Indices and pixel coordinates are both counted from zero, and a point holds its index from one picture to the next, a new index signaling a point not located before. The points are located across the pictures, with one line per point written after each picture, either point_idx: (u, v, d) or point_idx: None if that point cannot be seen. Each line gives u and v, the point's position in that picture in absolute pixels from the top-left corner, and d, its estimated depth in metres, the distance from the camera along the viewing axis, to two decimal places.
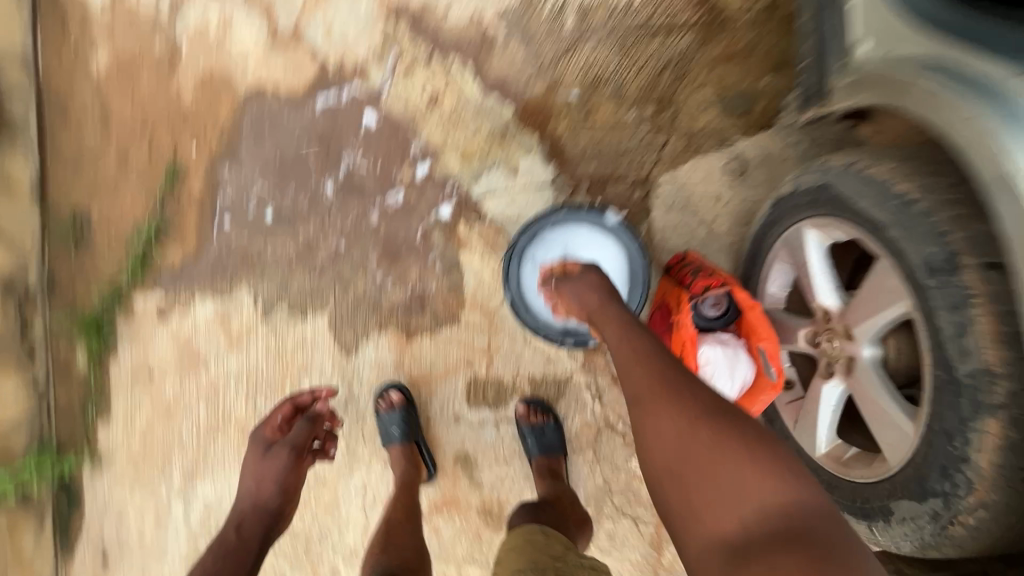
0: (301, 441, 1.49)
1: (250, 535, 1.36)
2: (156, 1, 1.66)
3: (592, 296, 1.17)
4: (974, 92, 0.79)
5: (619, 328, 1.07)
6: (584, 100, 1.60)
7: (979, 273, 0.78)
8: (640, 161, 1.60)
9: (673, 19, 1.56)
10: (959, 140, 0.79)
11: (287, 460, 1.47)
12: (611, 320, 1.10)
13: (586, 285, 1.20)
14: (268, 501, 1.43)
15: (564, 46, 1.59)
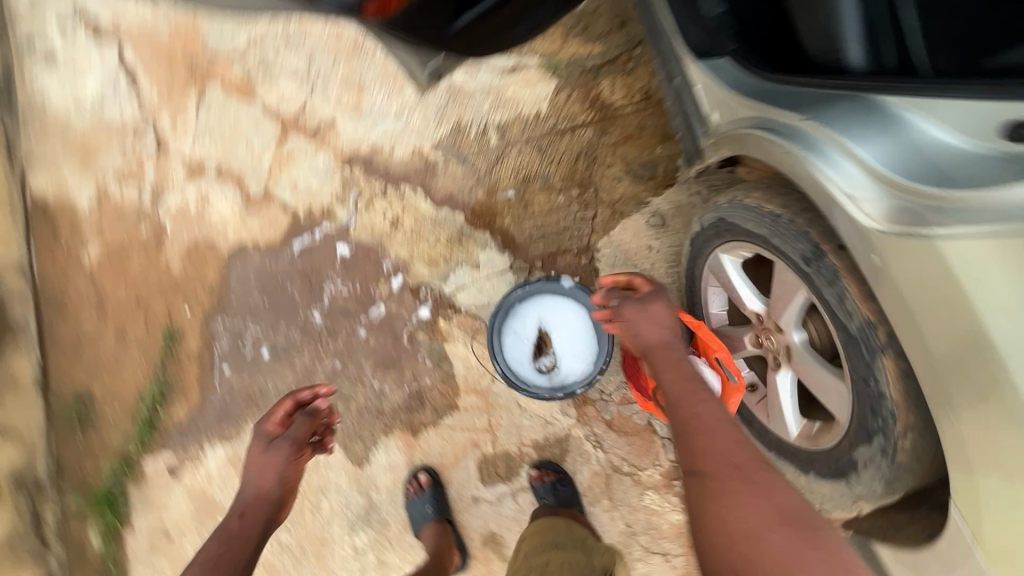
0: (300, 437, 1.44)
1: (249, 529, 1.32)
2: (139, 194, 1.92)
3: (656, 328, 1.25)
4: (783, 134, 1.02)
5: (683, 373, 1.17)
6: (520, 197, 1.92)
7: (837, 254, 1.01)
8: (580, 234, 1.90)
9: (574, 121, 1.94)
10: (787, 168, 1.01)
11: (287, 454, 1.42)
12: (671, 362, 1.19)
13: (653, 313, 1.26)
14: (268, 491, 1.38)
15: (493, 158, 1.93)
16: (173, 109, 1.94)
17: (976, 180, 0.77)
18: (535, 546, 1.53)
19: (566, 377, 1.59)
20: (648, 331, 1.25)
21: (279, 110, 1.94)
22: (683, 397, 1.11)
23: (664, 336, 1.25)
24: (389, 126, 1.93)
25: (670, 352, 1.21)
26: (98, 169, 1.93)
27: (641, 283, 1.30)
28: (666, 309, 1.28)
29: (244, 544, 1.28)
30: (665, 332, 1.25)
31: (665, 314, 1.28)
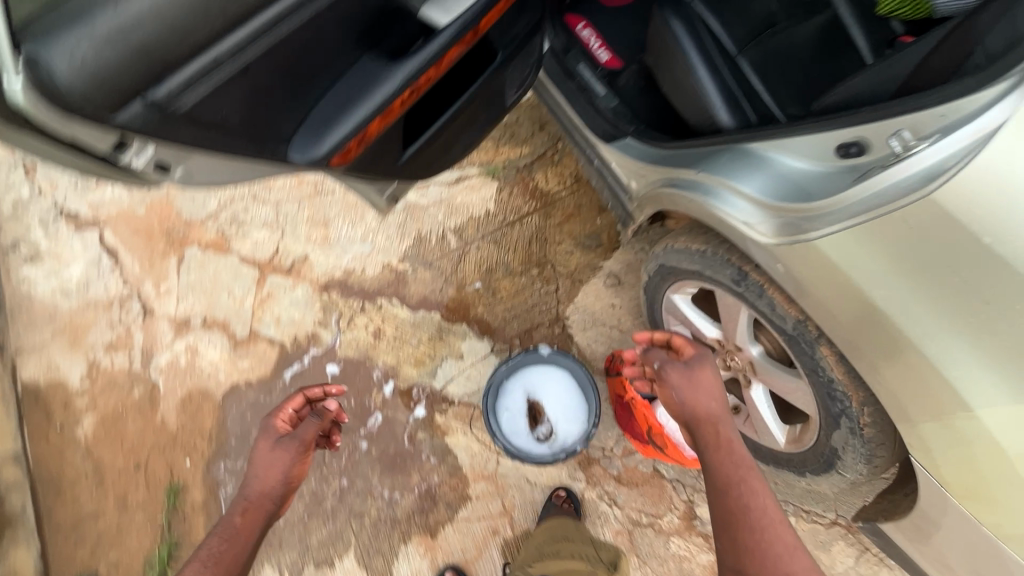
0: (309, 434, 1.36)
1: (253, 521, 1.21)
2: (129, 358, 2.01)
3: (706, 401, 1.29)
4: (689, 186, 1.21)
5: (733, 452, 1.21)
6: (487, 286, 2.10)
7: (757, 271, 1.20)
8: (549, 307, 2.06)
9: (520, 212, 2.19)
10: (697, 213, 1.19)
11: (295, 453, 1.32)
12: (719, 438, 1.24)
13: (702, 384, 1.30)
14: (271, 490, 1.26)
15: (456, 257, 2.13)
16: (155, 276, 2.10)
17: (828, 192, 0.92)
18: (544, 538, 1.61)
19: (565, 440, 1.67)
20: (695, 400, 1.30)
21: (255, 256, 2.12)
22: (733, 479, 1.16)
23: (714, 409, 1.29)
24: (358, 249, 2.13)
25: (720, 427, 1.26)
26: (87, 346, 2.03)
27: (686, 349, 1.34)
28: (714, 382, 1.32)
29: (244, 542, 1.16)
30: (715, 404, 1.30)
31: (713, 388, 1.32)
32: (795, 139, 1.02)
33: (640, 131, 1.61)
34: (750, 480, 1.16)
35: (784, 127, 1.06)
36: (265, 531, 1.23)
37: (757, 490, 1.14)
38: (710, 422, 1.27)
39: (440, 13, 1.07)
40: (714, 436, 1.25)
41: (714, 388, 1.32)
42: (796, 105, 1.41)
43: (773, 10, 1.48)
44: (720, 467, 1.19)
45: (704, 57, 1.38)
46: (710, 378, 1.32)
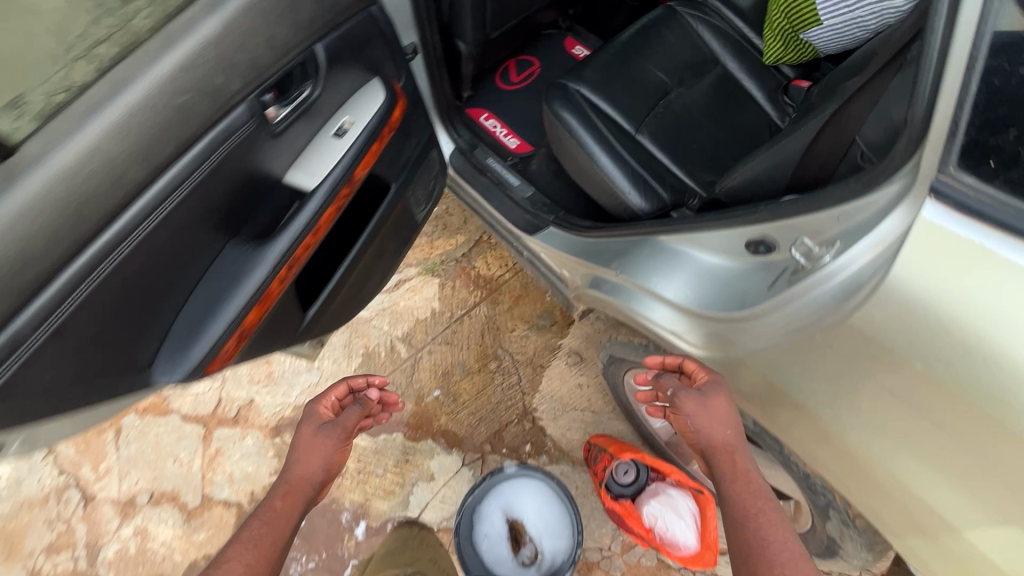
0: (352, 423, 1.23)
1: (294, 501, 1.08)
2: (73, 558, 1.83)
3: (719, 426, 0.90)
4: (613, 290, 1.14)
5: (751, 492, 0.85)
6: (447, 391, 1.98)
7: None
8: (516, 401, 1.94)
9: (467, 305, 2.10)
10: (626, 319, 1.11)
11: (338, 442, 1.19)
12: (736, 470, 0.88)
13: (714, 408, 0.89)
14: (311, 475, 1.13)
15: (409, 367, 2.02)
16: (92, 457, 1.94)
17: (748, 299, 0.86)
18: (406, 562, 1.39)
19: (554, 557, 1.53)
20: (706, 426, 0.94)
21: (197, 412, 1.98)
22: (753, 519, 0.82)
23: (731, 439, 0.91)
24: (305, 381, 2.01)
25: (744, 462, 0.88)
26: (24, 554, 1.84)
27: (689, 360, 0.95)
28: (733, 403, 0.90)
29: (283, 525, 1.02)
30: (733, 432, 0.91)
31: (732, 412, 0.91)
32: (705, 235, 0.97)
33: (562, 217, 1.56)
34: (773, 532, 0.80)
35: (692, 221, 1.00)
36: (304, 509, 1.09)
37: (783, 531, 0.80)
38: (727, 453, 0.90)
39: (304, 178, 1.01)
40: (728, 473, 0.88)
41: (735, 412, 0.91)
42: (707, 167, 1.36)
43: (663, 78, 1.43)
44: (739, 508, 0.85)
45: (603, 145, 1.34)
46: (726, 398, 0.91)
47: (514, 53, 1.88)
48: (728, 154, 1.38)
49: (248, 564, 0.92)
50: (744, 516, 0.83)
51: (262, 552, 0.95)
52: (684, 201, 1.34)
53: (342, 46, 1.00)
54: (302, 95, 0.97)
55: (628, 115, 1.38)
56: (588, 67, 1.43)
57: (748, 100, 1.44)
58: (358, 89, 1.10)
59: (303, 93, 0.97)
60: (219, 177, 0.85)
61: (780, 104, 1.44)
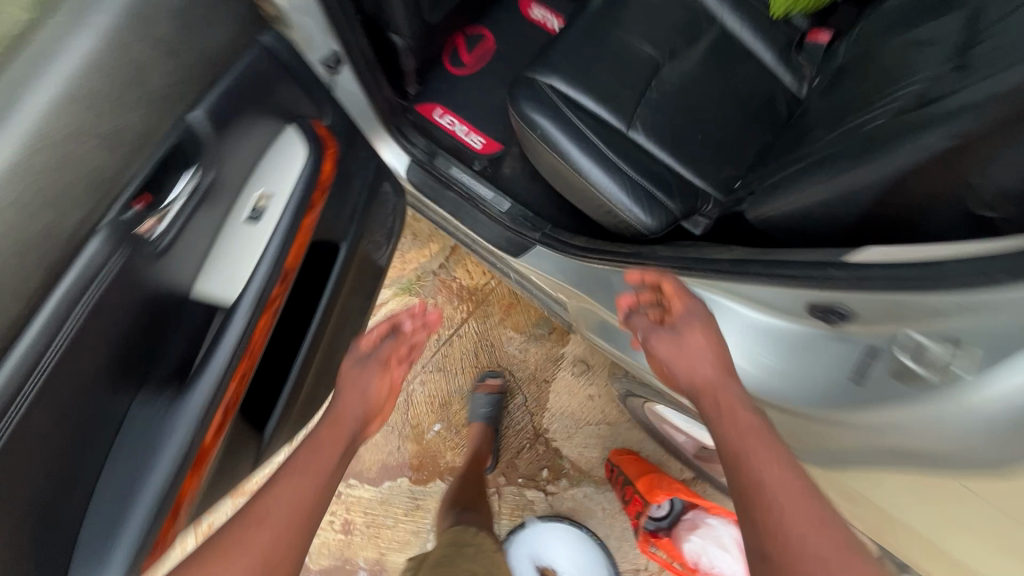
0: (390, 352, 0.98)
1: (338, 429, 0.86)
2: None
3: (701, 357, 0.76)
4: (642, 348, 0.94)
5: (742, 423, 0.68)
6: (448, 424, 1.81)
7: None
8: (524, 423, 1.78)
9: (454, 323, 1.89)
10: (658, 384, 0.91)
11: (381, 371, 0.96)
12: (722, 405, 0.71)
13: (690, 342, 0.77)
14: (354, 411, 0.90)
15: (402, 404, 1.83)
16: None
17: (820, 389, 0.70)
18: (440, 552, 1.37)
19: None
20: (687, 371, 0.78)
21: None
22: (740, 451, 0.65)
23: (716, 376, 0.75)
24: None
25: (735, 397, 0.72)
26: None
27: (667, 284, 0.84)
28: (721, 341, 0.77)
29: (332, 452, 0.81)
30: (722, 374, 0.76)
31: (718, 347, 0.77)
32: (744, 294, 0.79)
33: (549, 233, 1.33)
34: (762, 458, 0.64)
35: (724, 270, 0.80)
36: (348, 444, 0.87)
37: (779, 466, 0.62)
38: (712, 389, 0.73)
39: (220, 289, 0.78)
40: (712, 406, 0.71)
41: (722, 351, 0.77)
42: (720, 159, 1.12)
43: (651, 52, 1.16)
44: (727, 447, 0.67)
45: (590, 153, 1.08)
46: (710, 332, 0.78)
47: (462, 28, 1.57)
48: (740, 141, 1.13)
49: (292, 494, 0.72)
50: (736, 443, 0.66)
51: (314, 482, 0.76)
52: (696, 209, 1.10)
53: (230, 102, 0.76)
54: (188, 183, 0.72)
55: (615, 108, 1.12)
56: (557, 51, 1.15)
57: (756, 66, 1.18)
58: (269, 146, 0.85)
59: (199, 180, 0.73)
60: (85, 340, 0.62)
61: (794, 67, 1.18)
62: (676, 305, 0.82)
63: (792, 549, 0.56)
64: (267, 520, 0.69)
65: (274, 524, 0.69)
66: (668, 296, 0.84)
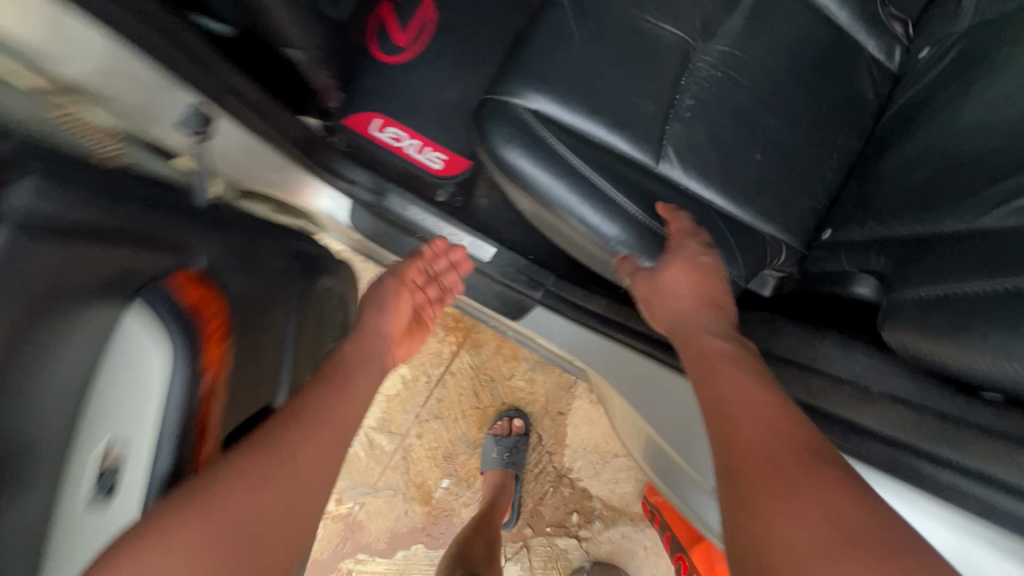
0: (411, 269, 0.86)
1: (348, 368, 0.67)
2: None
3: (680, 297, 0.71)
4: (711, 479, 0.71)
5: (728, 355, 0.61)
6: (457, 478, 1.58)
7: None
8: (543, 465, 1.55)
9: (444, 360, 1.60)
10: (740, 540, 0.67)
11: (400, 294, 0.83)
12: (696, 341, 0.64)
13: (667, 277, 0.71)
14: (374, 336, 0.76)
15: (401, 462, 1.58)
16: None
17: None
18: None
19: None
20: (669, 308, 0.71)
21: None
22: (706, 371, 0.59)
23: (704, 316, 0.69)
24: None
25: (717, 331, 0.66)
26: None
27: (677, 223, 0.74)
28: (706, 266, 0.71)
29: (365, 383, 0.66)
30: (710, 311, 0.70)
31: (705, 275, 0.71)
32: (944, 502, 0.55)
33: (553, 290, 1.00)
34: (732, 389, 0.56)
35: (883, 465, 0.57)
36: (372, 376, 0.68)
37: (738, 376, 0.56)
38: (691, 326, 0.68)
39: None
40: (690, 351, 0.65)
41: (704, 286, 0.70)
42: (788, 185, 0.79)
43: (675, 33, 0.77)
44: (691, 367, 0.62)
45: (609, 212, 0.75)
46: (693, 257, 0.71)
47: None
48: (814, 153, 0.79)
49: (321, 425, 0.56)
50: (701, 377, 0.60)
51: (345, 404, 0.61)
52: (762, 266, 0.79)
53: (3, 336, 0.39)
54: None
55: (633, 132, 0.76)
56: (535, 47, 0.77)
57: (827, 32, 0.81)
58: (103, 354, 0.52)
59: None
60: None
61: (881, 25, 0.81)
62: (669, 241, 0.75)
63: (753, 479, 0.46)
64: (286, 456, 0.52)
65: (297, 450, 0.53)
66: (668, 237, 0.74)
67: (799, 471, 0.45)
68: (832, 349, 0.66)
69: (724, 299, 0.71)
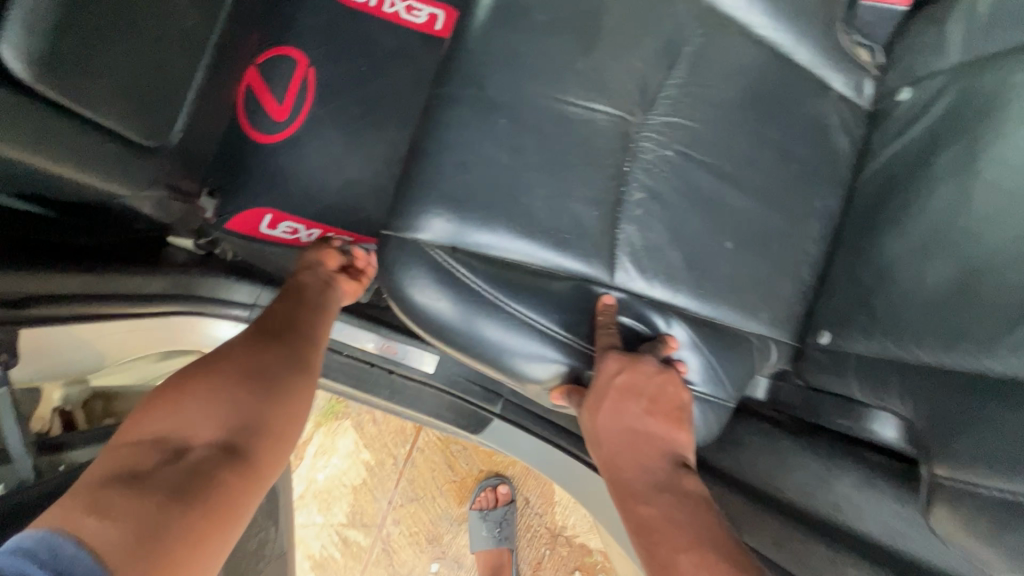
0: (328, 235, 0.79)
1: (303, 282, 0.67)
2: None
3: (604, 446, 0.53)
4: None
5: (673, 520, 0.45)
6: (448, 560, 1.45)
7: None
8: (536, 527, 1.46)
9: (408, 435, 1.45)
10: None
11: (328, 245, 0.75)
12: (657, 494, 0.48)
13: (616, 403, 0.53)
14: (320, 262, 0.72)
15: (381, 556, 1.42)
16: None
17: None
18: None
19: None
20: (617, 438, 0.53)
21: None
22: (676, 521, 0.45)
23: (641, 463, 0.51)
24: None
25: (654, 487, 0.49)
26: None
27: (602, 316, 0.60)
28: (626, 392, 0.53)
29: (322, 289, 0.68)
30: (644, 449, 0.52)
31: (627, 400, 0.53)
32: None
33: (513, 399, 0.86)
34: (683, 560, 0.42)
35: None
36: (333, 283, 0.70)
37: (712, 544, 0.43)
38: (624, 485, 0.50)
39: None
40: (630, 523, 0.47)
41: (657, 424, 0.53)
42: (771, 268, 0.65)
43: (608, 113, 0.61)
44: (655, 522, 0.46)
45: (561, 354, 0.60)
46: (607, 380, 0.54)
47: (262, 51, 0.94)
48: (793, 227, 0.66)
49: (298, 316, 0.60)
50: (647, 557, 0.44)
51: (303, 310, 0.62)
52: (754, 372, 0.66)
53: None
54: None
55: (579, 249, 0.60)
56: (438, 156, 0.60)
57: (786, 75, 0.66)
58: None
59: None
60: None
61: (847, 56, 0.67)
62: (602, 340, 0.58)
63: None
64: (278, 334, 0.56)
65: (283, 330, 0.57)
66: (597, 331, 0.59)
67: None
68: (855, 494, 0.54)
69: (661, 419, 0.53)
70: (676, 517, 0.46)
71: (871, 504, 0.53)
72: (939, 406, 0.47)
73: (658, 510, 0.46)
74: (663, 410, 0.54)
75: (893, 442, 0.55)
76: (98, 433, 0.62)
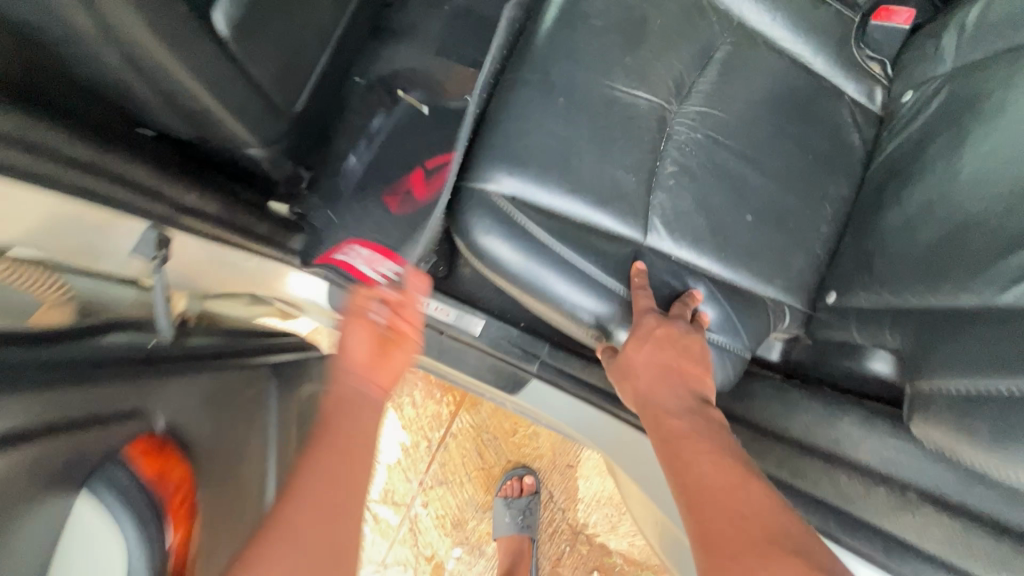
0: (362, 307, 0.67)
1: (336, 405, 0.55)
2: None
3: (641, 379, 0.63)
4: None
5: (696, 430, 0.56)
6: (470, 546, 1.51)
7: None
8: (558, 523, 1.50)
9: (443, 420, 1.53)
10: None
11: (353, 338, 0.63)
12: (684, 415, 0.58)
13: (654, 345, 0.64)
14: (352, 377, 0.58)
15: (407, 535, 1.49)
16: None
17: None
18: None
19: None
20: (654, 378, 0.62)
21: None
22: (698, 434, 0.55)
23: (671, 391, 0.61)
24: None
25: (685, 410, 0.59)
26: None
27: (640, 279, 0.70)
28: (662, 338, 0.64)
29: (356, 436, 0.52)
30: (675, 382, 0.62)
31: (662, 346, 0.64)
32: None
33: (549, 362, 0.95)
34: (698, 461, 0.52)
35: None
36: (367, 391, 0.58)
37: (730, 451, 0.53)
38: (657, 410, 0.60)
39: None
40: (658, 433, 0.57)
41: (685, 365, 0.64)
42: (787, 241, 0.75)
43: (648, 100, 0.74)
44: (683, 435, 0.56)
45: (599, 296, 0.71)
46: (648, 331, 0.65)
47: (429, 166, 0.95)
48: (807, 207, 0.76)
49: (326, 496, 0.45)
50: (671, 455, 0.54)
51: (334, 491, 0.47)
52: (768, 331, 0.74)
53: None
54: None
55: (617, 208, 0.71)
56: (506, 126, 0.73)
57: (805, 79, 0.78)
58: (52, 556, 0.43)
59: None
60: None
61: (860, 67, 0.78)
62: (646, 299, 0.68)
63: (753, 534, 0.44)
64: (274, 562, 0.41)
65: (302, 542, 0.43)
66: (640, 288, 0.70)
67: (774, 515, 0.46)
68: (856, 431, 0.60)
69: (691, 365, 0.64)
70: (700, 430, 0.56)
71: (868, 438, 0.59)
72: (924, 337, 0.55)
73: (686, 424, 0.57)
74: (692, 357, 0.65)
75: (885, 373, 0.63)
76: (218, 332, 0.76)
